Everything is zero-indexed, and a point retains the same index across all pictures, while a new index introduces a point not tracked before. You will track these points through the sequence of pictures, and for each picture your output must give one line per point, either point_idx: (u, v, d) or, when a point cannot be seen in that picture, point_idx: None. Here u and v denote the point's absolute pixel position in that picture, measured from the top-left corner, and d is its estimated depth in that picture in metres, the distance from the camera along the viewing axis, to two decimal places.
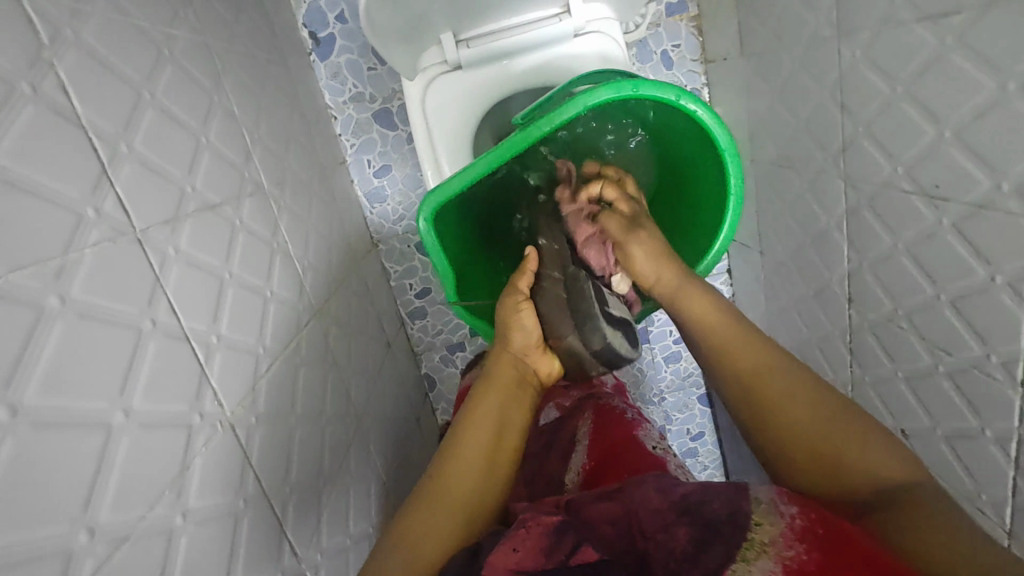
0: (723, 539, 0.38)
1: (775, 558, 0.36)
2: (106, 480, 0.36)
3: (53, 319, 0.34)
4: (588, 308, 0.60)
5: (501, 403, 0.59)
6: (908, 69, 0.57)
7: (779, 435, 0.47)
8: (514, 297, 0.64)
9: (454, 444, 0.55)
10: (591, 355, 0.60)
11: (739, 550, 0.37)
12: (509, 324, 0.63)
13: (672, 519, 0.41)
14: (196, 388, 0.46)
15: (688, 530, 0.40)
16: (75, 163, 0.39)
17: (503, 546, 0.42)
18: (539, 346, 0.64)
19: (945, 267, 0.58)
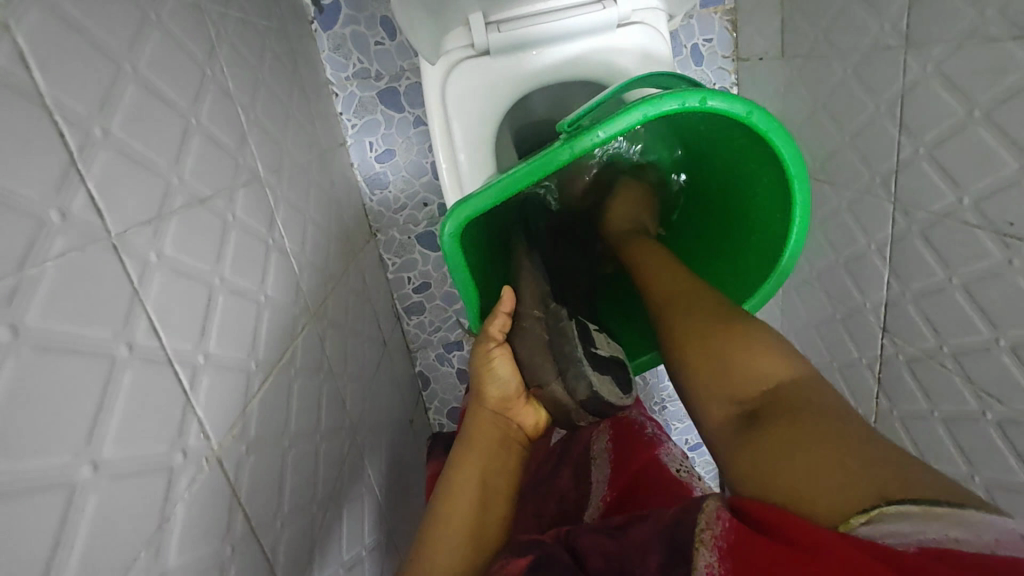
0: (682, 552, 0.36)
1: (710, 546, 0.34)
2: (65, 553, 0.29)
3: (0, 356, 0.27)
4: (572, 354, 0.55)
5: (484, 466, 0.53)
6: (991, 91, 0.51)
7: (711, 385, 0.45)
8: (486, 346, 0.58)
9: (432, 526, 0.49)
10: (576, 404, 0.54)
11: (692, 555, 0.35)
12: (480, 378, 0.57)
13: (649, 548, 0.39)
14: (178, 421, 0.39)
15: (660, 557, 0.38)
16: (35, 152, 0.32)
17: None
18: (520, 397, 0.58)
19: (1008, 310, 0.54)
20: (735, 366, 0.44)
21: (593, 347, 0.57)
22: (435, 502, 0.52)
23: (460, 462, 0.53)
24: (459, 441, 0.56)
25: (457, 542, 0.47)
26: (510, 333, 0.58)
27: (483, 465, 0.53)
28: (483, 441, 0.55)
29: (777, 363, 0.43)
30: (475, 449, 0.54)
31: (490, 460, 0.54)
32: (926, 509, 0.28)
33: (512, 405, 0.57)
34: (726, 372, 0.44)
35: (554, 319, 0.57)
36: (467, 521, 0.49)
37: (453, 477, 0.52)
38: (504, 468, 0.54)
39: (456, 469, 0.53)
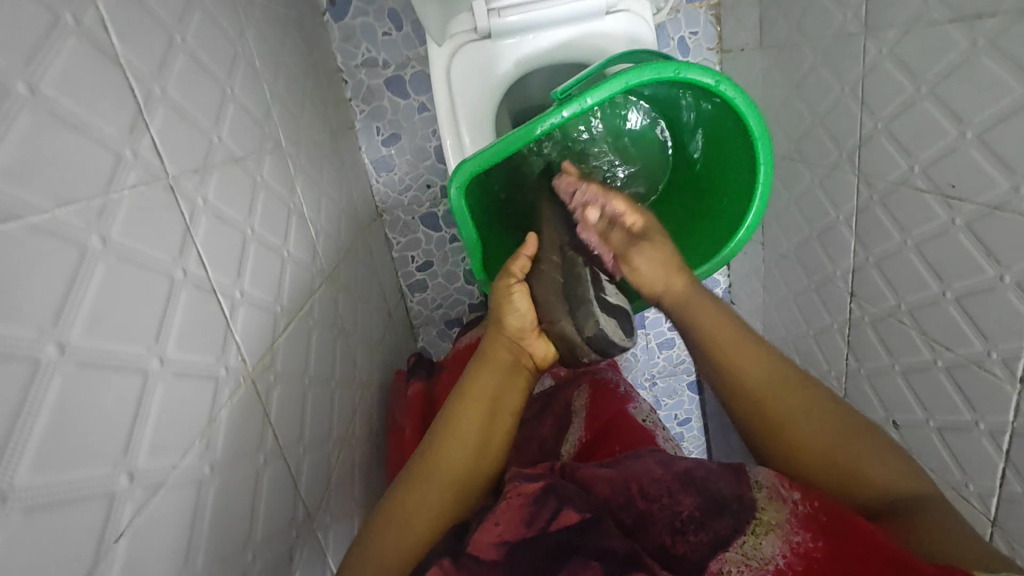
0: (731, 512, 0.42)
1: (781, 537, 0.39)
2: (143, 426, 0.35)
3: (95, 259, 0.33)
4: (583, 293, 0.57)
5: (495, 385, 0.58)
6: (934, 69, 0.58)
7: (810, 460, 0.46)
8: (507, 281, 0.62)
9: (443, 426, 0.55)
10: (582, 341, 0.57)
11: (747, 524, 0.41)
12: (500, 308, 0.61)
13: (678, 488, 0.45)
14: (222, 341, 0.46)
15: (695, 499, 0.44)
16: (114, 101, 0.38)
17: (487, 519, 0.44)
18: (534, 328, 0.62)
19: (953, 265, 0.60)
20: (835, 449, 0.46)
21: (603, 292, 0.59)
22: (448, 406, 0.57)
23: (473, 379, 0.58)
24: (472, 361, 0.60)
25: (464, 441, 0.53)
26: (529, 273, 0.63)
27: (494, 385, 0.58)
28: (497, 361, 0.59)
29: (883, 461, 0.45)
30: (490, 367, 0.59)
31: (502, 382, 0.58)
32: None
33: (526, 339, 0.62)
34: (832, 458, 0.46)
35: (569, 264, 0.60)
36: (476, 424, 0.55)
37: (469, 385, 0.57)
38: (513, 390, 0.59)
39: (469, 385, 0.57)
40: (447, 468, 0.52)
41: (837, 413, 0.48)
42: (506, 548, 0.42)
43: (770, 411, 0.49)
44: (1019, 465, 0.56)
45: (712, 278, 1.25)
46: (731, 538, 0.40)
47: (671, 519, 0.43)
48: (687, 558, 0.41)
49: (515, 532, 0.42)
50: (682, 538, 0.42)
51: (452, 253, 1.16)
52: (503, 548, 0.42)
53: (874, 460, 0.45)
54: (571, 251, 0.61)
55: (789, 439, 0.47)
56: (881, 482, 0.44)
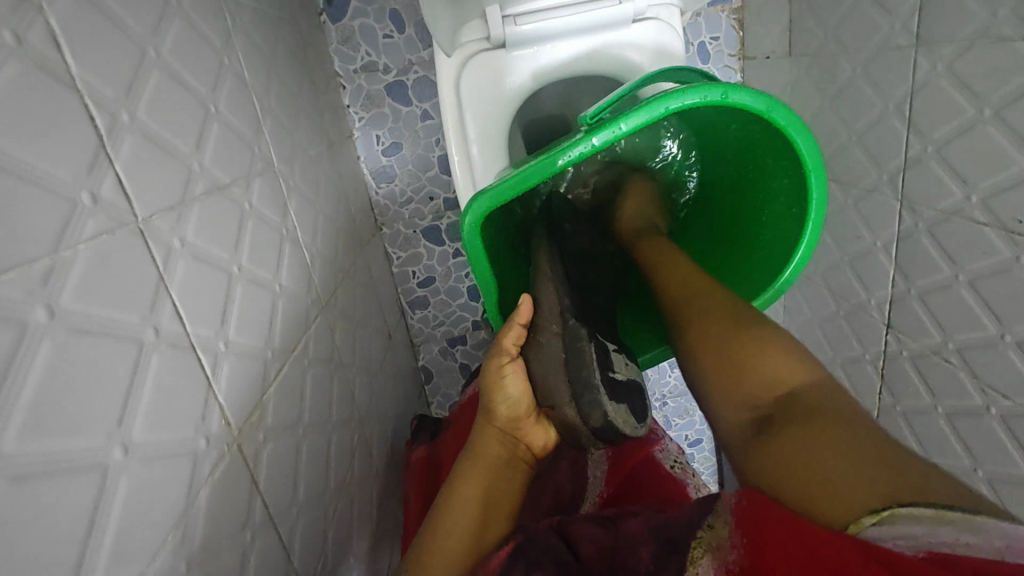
0: (680, 554, 0.37)
1: (718, 559, 0.35)
2: (99, 535, 0.29)
3: (39, 338, 0.27)
4: (589, 376, 0.52)
5: (486, 486, 0.51)
6: (1001, 90, 0.52)
7: (731, 379, 0.46)
8: (499, 359, 0.54)
9: (433, 531, 0.48)
10: (588, 431, 0.52)
11: (688, 556, 0.36)
12: (489, 391, 0.54)
13: (642, 538, 0.41)
14: (202, 407, 0.39)
15: (652, 551, 0.39)
16: (67, 134, 0.32)
17: None
18: (531, 414, 0.55)
19: (1015, 307, 0.55)
20: (754, 364, 0.45)
21: (613, 372, 0.54)
22: (439, 504, 0.51)
23: (459, 478, 0.51)
24: (463, 453, 0.54)
25: (457, 549, 0.47)
26: (523, 345, 0.56)
27: (484, 485, 0.51)
28: (486, 459, 0.52)
29: (795, 366, 0.44)
30: (482, 462, 0.52)
31: (493, 482, 0.51)
32: (942, 514, 0.29)
33: (520, 424, 0.54)
34: (746, 372, 0.45)
35: (572, 339, 0.54)
36: (467, 530, 0.48)
37: (455, 487, 0.51)
38: (507, 488, 0.52)
39: (455, 484, 0.51)
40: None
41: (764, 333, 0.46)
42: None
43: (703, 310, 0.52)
44: None
45: None
46: None
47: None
48: None
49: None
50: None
51: (456, 268, 1.10)
52: None
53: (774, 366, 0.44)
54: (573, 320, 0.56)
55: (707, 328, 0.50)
56: (780, 377, 0.43)
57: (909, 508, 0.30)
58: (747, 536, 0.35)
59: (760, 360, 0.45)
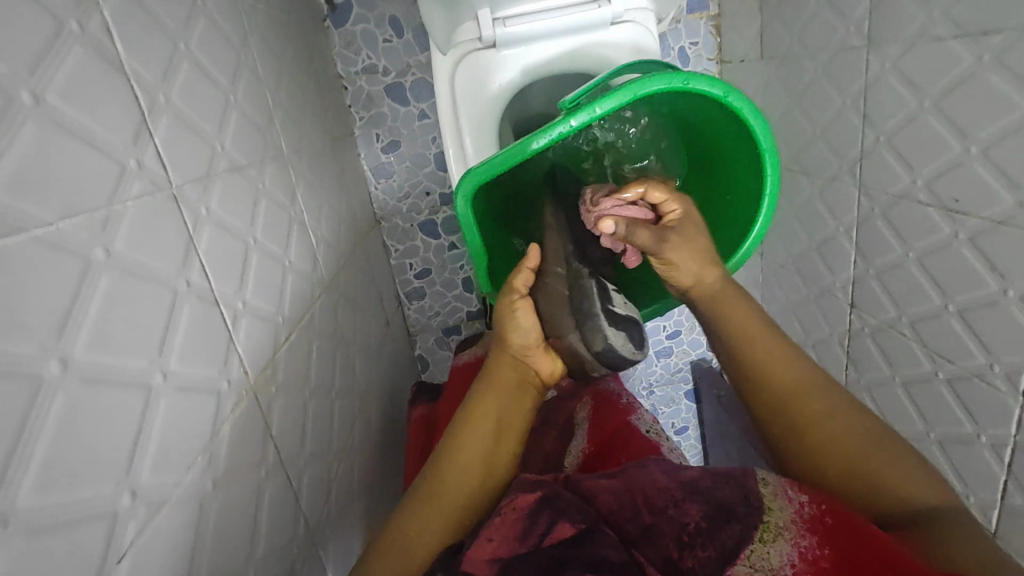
0: (738, 520, 0.43)
1: (789, 541, 0.41)
2: (146, 443, 0.34)
3: (99, 271, 0.33)
4: (590, 308, 0.58)
5: (501, 404, 0.57)
6: (937, 84, 0.58)
7: (788, 416, 0.50)
8: (511, 297, 0.61)
9: (450, 445, 0.54)
10: (592, 356, 0.58)
11: (755, 532, 0.42)
12: (504, 326, 0.60)
13: (682, 498, 0.47)
14: (224, 353, 0.45)
15: (702, 509, 0.45)
16: (117, 108, 0.37)
17: (480, 536, 0.45)
18: (541, 345, 0.61)
19: (956, 279, 0.61)
20: (815, 415, 0.48)
21: (613, 305, 0.60)
22: (453, 424, 0.56)
23: (477, 397, 0.57)
24: (479, 379, 0.60)
25: (474, 457, 0.53)
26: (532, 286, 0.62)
27: (499, 404, 0.57)
28: (502, 381, 0.59)
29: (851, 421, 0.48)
30: (495, 386, 0.58)
31: (506, 401, 0.57)
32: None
33: (529, 354, 0.60)
34: (805, 419, 0.49)
35: (574, 277, 0.62)
36: (484, 441, 0.54)
37: (473, 406, 0.57)
38: (519, 408, 0.58)
39: (474, 402, 0.57)
40: (463, 482, 0.51)
41: (826, 389, 0.50)
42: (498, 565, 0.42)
43: (797, 412, 0.49)
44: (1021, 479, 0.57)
45: None
46: (739, 548, 0.41)
47: (678, 529, 0.44)
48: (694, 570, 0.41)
49: (507, 549, 0.43)
50: (689, 552, 0.42)
51: (451, 260, 1.16)
52: (494, 564, 0.42)
53: (904, 476, 0.44)
54: (575, 263, 0.64)
55: (814, 441, 0.48)
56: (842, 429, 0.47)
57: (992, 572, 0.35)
58: (827, 544, 0.39)
59: (888, 471, 0.45)
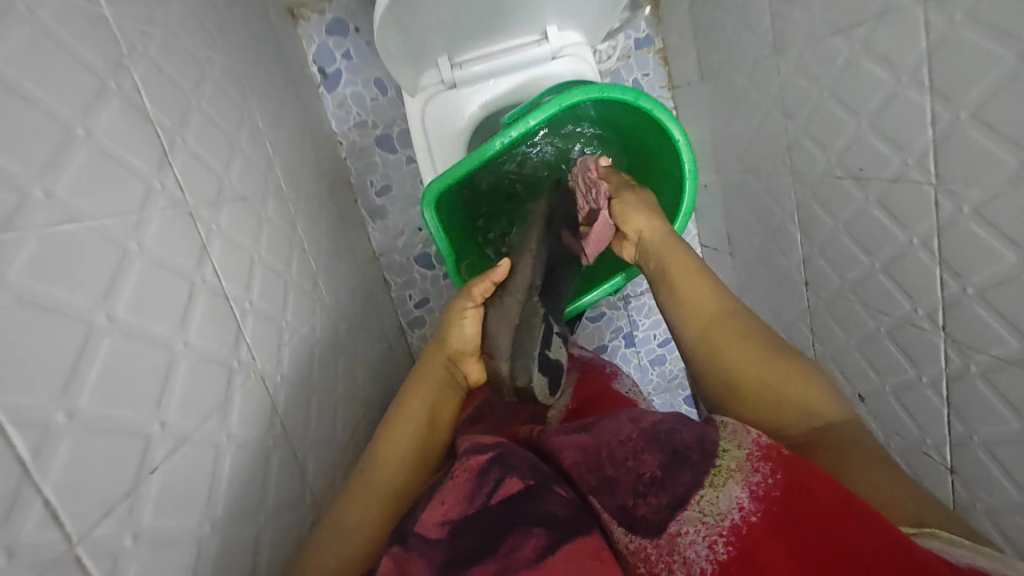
0: (693, 467, 0.48)
1: (741, 482, 0.45)
2: (172, 391, 0.43)
3: (133, 257, 0.42)
4: (529, 347, 0.64)
5: (430, 404, 0.65)
6: (828, 74, 0.68)
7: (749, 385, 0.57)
8: (463, 304, 0.69)
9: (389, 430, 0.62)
10: (512, 384, 0.64)
11: (707, 476, 0.47)
12: (449, 327, 0.69)
13: (642, 447, 0.51)
14: (234, 339, 0.54)
15: (657, 458, 0.49)
16: (146, 145, 0.49)
17: (433, 499, 0.50)
18: (474, 353, 0.70)
19: (875, 238, 0.68)
20: (790, 396, 0.55)
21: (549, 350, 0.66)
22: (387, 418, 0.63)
23: (410, 395, 0.65)
24: (412, 376, 0.67)
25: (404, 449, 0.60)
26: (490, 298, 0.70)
27: (428, 404, 0.65)
28: (431, 380, 0.67)
29: (823, 406, 0.55)
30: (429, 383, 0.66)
31: (434, 402, 0.65)
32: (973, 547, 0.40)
33: (464, 358, 0.70)
34: (778, 399, 0.56)
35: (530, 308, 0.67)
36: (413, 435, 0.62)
37: (406, 403, 0.64)
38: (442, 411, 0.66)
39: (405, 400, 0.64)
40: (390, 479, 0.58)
41: (803, 376, 0.56)
42: (448, 527, 0.47)
43: (774, 393, 0.56)
44: (961, 410, 0.62)
45: None
46: (690, 492, 0.46)
47: (635, 478, 0.49)
48: (647, 516, 0.47)
49: (457, 511, 0.48)
50: (643, 500, 0.48)
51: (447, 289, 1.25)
52: (443, 527, 0.47)
53: (811, 399, 0.55)
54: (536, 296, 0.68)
55: (733, 371, 0.58)
56: (805, 407, 0.55)
57: (945, 535, 0.41)
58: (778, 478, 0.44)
59: (797, 395, 0.55)
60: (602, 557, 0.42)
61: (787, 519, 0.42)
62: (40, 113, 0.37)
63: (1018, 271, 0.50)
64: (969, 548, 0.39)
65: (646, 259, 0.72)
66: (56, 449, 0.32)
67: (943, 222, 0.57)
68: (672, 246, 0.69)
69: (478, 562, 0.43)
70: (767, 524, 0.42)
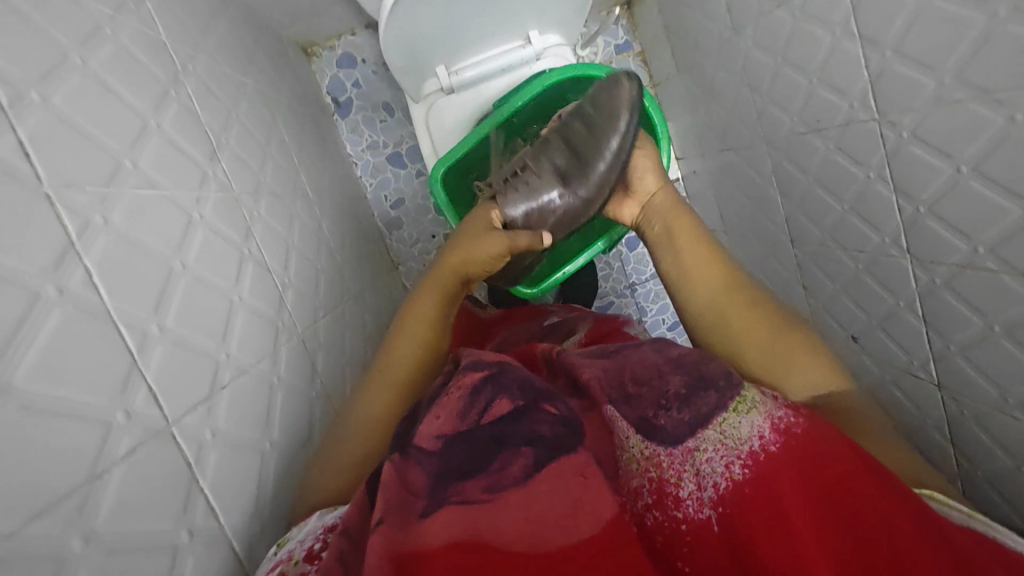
0: (715, 392, 0.52)
1: (763, 414, 0.49)
2: (232, 331, 0.51)
3: (197, 222, 0.52)
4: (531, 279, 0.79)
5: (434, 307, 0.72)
6: (779, 43, 0.77)
7: (753, 362, 0.61)
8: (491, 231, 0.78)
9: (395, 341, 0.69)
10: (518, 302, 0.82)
11: (730, 402, 0.50)
12: (471, 248, 0.77)
13: (666, 371, 0.56)
14: (278, 303, 0.62)
15: (683, 380, 0.54)
16: (201, 142, 0.59)
17: (429, 415, 0.53)
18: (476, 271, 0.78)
19: (841, 183, 0.75)
20: (794, 369, 0.59)
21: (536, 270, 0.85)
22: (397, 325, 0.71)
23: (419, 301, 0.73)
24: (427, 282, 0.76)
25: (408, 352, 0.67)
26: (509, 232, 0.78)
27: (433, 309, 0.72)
28: (441, 286, 0.75)
29: (827, 374, 0.58)
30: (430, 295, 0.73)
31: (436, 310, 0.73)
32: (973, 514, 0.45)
33: (471, 278, 0.78)
34: (781, 374, 0.59)
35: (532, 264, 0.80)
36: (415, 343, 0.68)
37: (413, 309, 0.72)
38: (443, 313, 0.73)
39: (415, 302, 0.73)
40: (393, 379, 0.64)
41: (806, 348, 0.60)
42: (442, 440, 0.51)
43: (778, 370, 0.59)
44: (934, 323, 0.67)
45: None
46: (713, 412, 0.50)
47: (659, 395, 0.53)
48: (668, 428, 0.50)
49: (451, 426, 0.52)
50: (665, 412, 0.51)
51: None
52: (438, 440, 0.51)
53: (812, 371, 0.59)
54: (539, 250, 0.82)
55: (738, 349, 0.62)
56: (809, 378, 0.58)
57: (947, 501, 0.47)
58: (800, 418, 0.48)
59: (801, 372, 0.58)
60: (585, 475, 0.46)
61: (803, 456, 0.45)
62: (125, 105, 0.47)
63: (954, 179, 0.56)
64: (963, 511, 0.46)
65: (653, 226, 0.80)
66: (152, 351, 0.41)
67: (890, 151, 0.64)
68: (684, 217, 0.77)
69: (472, 476, 0.47)
70: (787, 452, 0.45)
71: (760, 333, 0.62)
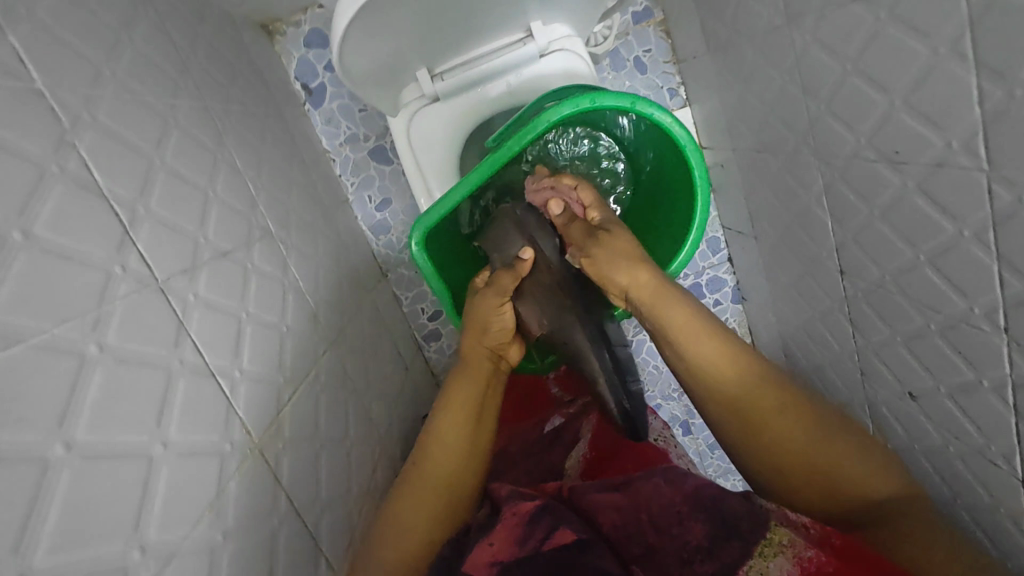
0: (737, 539, 0.49)
1: (791, 559, 0.45)
2: (151, 503, 0.41)
3: (93, 364, 0.39)
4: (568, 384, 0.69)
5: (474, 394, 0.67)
6: (850, 46, 0.60)
7: (789, 466, 0.55)
8: (494, 300, 0.69)
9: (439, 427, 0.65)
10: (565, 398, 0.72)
11: (753, 547, 0.47)
12: (483, 316, 0.69)
13: (685, 515, 0.53)
14: (224, 417, 0.51)
15: (701, 528, 0.51)
16: (104, 229, 0.45)
17: (483, 541, 0.50)
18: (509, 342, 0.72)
19: (918, 229, 0.60)
20: (833, 475, 0.54)
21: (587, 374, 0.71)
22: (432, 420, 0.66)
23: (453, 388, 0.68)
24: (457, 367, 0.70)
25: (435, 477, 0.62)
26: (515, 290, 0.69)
27: (473, 392, 0.68)
28: (473, 374, 0.69)
29: (864, 466, 0.54)
30: (478, 379, 0.68)
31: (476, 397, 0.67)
32: None
33: (504, 350, 0.72)
34: (821, 480, 0.54)
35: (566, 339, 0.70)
36: (459, 437, 0.65)
37: (449, 397, 0.67)
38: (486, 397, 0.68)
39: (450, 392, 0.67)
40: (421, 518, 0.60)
41: (841, 442, 0.55)
42: (496, 568, 0.48)
43: (815, 468, 0.54)
44: None
45: (719, 278, 1.26)
46: (737, 564, 0.47)
47: (678, 548, 0.50)
48: None
49: (508, 553, 0.48)
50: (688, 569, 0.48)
51: None
52: (495, 567, 0.48)
53: (851, 473, 0.53)
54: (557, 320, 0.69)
55: (774, 448, 0.55)
56: (849, 483, 0.53)
57: None
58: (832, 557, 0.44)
59: (841, 464, 0.54)
60: None
61: None
62: None
63: None
64: None
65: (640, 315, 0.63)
66: None
67: (999, 215, 0.49)
68: (668, 295, 0.60)
69: None
70: None
71: (797, 428, 0.55)
